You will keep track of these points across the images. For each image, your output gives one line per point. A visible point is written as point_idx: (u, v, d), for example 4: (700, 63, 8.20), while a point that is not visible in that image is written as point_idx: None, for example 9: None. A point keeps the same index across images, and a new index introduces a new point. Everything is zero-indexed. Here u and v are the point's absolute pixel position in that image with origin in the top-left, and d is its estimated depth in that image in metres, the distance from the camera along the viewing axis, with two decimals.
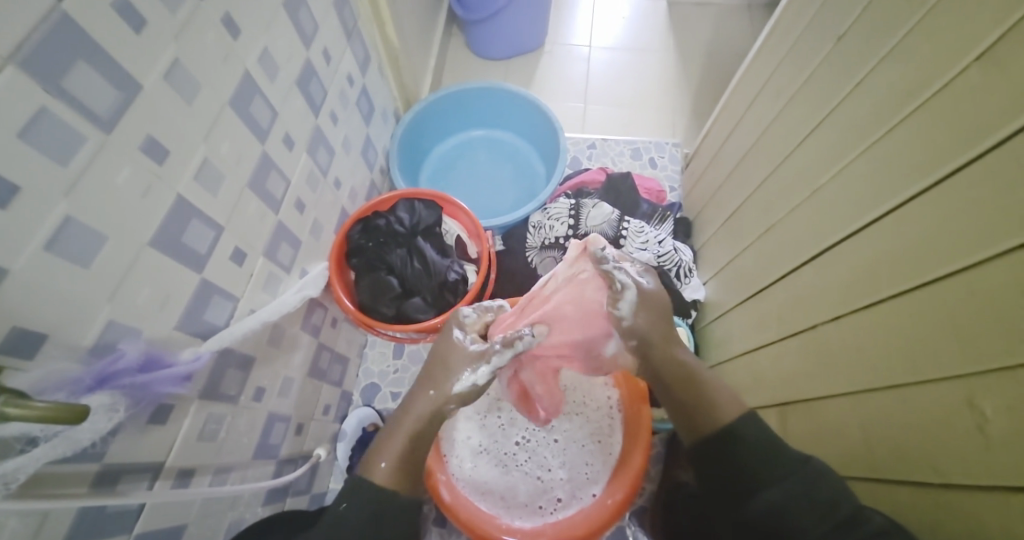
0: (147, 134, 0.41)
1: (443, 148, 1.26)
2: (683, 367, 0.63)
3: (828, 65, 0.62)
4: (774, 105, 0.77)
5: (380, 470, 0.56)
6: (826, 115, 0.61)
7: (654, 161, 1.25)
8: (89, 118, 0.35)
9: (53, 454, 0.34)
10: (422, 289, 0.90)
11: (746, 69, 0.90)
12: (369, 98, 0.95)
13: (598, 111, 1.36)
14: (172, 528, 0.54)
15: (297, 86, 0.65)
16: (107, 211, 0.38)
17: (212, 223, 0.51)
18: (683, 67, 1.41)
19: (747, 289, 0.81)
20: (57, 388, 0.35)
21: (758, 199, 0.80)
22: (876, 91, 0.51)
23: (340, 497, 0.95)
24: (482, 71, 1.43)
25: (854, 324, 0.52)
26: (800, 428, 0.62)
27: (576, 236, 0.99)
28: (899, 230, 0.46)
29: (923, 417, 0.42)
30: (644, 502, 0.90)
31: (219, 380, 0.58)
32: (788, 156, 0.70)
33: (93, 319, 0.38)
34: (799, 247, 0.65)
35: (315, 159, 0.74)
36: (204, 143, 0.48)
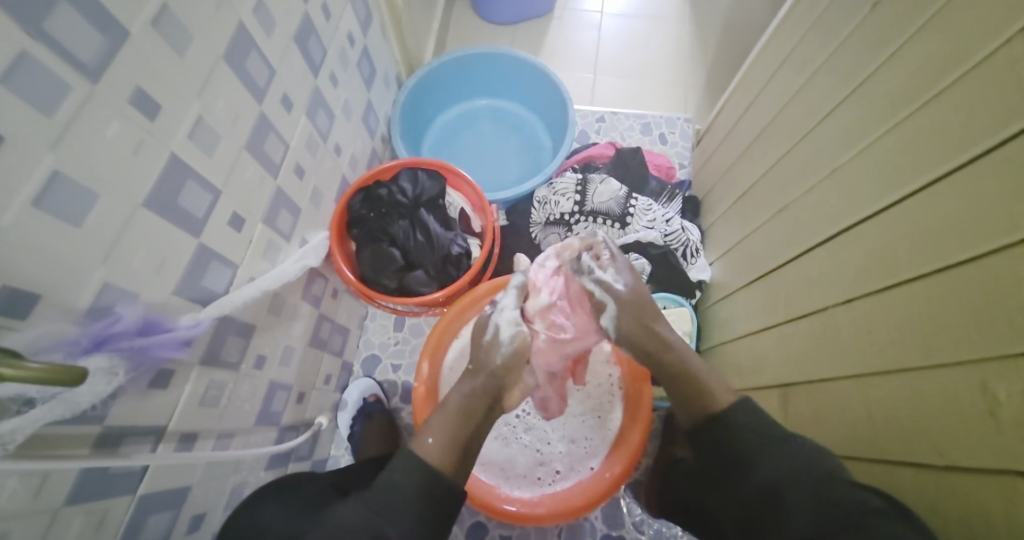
0: (135, 86, 0.38)
1: (447, 117, 1.22)
2: (677, 362, 0.66)
3: (860, 35, 0.59)
4: (797, 78, 0.74)
5: (429, 445, 0.60)
6: (853, 88, 0.59)
7: (664, 137, 1.22)
8: (73, 65, 0.33)
9: (50, 415, 0.34)
10: (424, 261, 0.88)
11: (767, 40, 0.86)
12: (371, 61, 0.92)
13: (607, 82, 1.32)
14: (176, 490, 0.55)
15: (295, 43, 0.62)
16: (97, 167, 0.36)
17: (209, 185, 0.50)
18: (697, 38, 1.36)
19: (756, 269, 0.80)
20: (53, 348, 0.35)
21: (772, 178, 0.77)
22: (911, 62, 0.49)
23: (341, 464, 0.97)
24: (488, 38, 1.38)
25: (866, 307, 0.51)
26: (803, 409, 0.62)
27: (581, 213, 0.97)
28: (924, 211, 0.44)
29: (932, 400, 0.41)
30: (640, 476, 0.91)
31: (220, 347, 0.57)
32: (809, 133, 0.68)
33: (86, 279, 0.37)
34: (814, 227, 0.63)
35: (315, 124, 0.72)
36: (198, 100, 0.46)
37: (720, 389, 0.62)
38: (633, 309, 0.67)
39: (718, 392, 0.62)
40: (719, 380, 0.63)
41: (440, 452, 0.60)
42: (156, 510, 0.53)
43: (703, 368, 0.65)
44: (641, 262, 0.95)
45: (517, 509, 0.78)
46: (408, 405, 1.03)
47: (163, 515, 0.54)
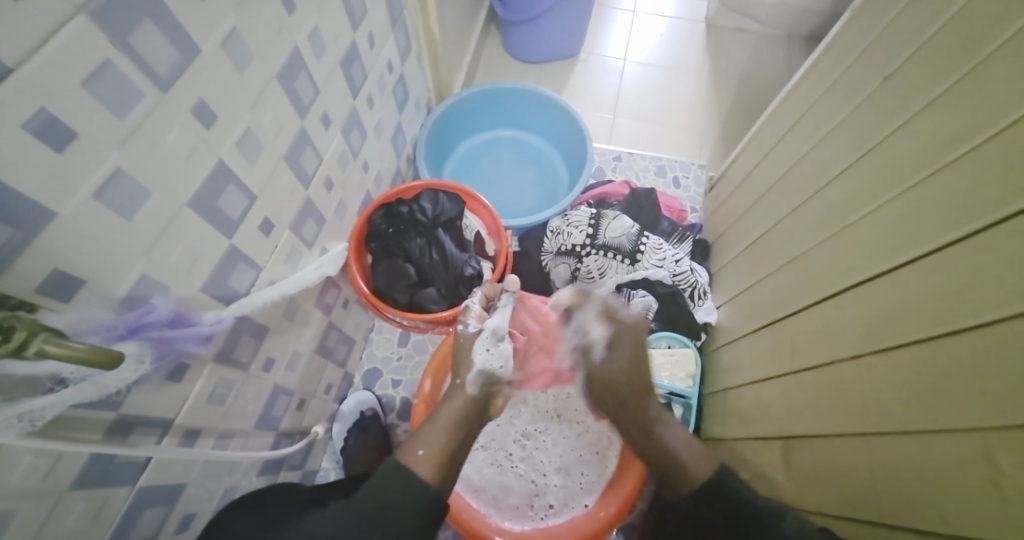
0: (198, 97, 0.41)
1: (470, 143, 1.26)
2: (654, 411, 0.68)
3: (871, 104, 0.62)
4: (809, 138, 0.77)
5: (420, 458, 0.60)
6: (863, 154, 0.61)
7: (678, 180, 1.25)
8: (148, 74, 0.36)
9: (78, 397, 0.35)
10: (437, 280, 0.90)
11: (782, 99, 0.90)
12: (406, 87, 0.96)
13: (626, 124, 1.37)
14: (172, 486, 0.55)
15: (340, 67, 0.66)
16: (154, 166, 0.39)
17: (246, 191, 0.52)
18: (716, 89, 1.42)
19: (762, 318, 0.81)
20: (90, 332, 0.36)
21: (782, 230, 0.80)
22: (920, 135, 0.51)
23: (331, 477, 0.96)
24: (516, 73, 1.44)
25: (871, 364, 0.52)
26: (805, 463, 0.62)
27: (593, 246, 0.99)
28: (929, 276, 0.46)
29: (937, 465, 0.42)
30: (633, 520, 0.90)
31: (234, 345, 0.58)
32: (819, 191, 0.70)
33: (127, 270, 0.39)
34: (821, 282, 0.65)
35: (348, 141, 0.75)
36: (249, 112, 0.49)
37: (693, 458, 0.63)
38: (629, 348, 0.70)
39: (692, 463, 0.62)
40: (692, 449, 0.64)
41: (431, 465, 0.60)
42: (151, 505, 0.53)
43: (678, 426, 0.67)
44: (649, 299, 0.96)
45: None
46: (404, 423, 1.03)
47: (157, 509, 0.54)
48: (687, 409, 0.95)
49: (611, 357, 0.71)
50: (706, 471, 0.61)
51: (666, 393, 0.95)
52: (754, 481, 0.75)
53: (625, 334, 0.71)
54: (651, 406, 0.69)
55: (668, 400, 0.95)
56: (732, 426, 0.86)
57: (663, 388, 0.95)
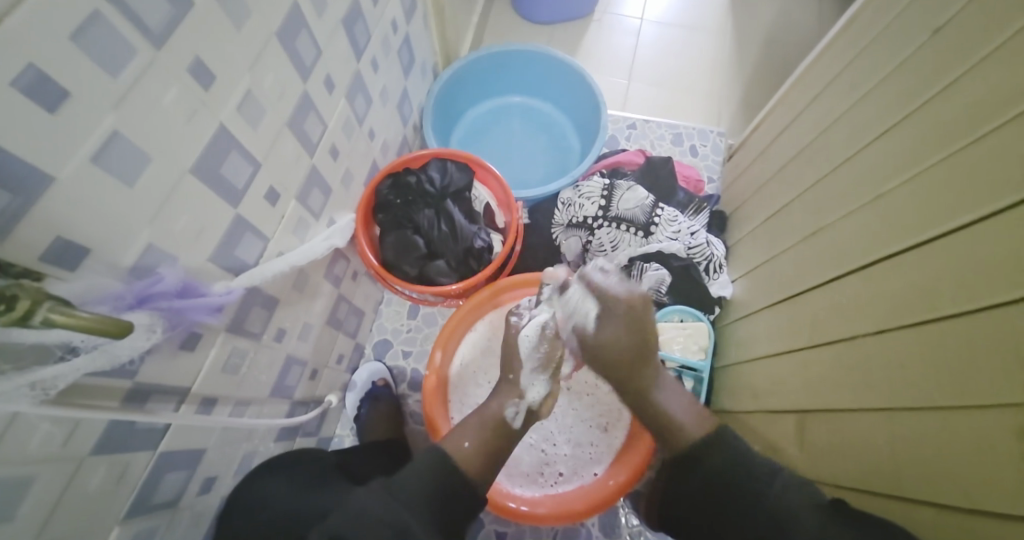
0: (195, 56, 0.39)
1: (479, 111, 1.23)
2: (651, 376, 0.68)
3: (915, 63, 0.58)
4: (842, 102, 0.73)
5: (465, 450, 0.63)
6: (904, 115, 0.58)
7: (695, 149, 1.21)
8: (140, 29, 0.34)
9: (91, 366, 0.35)
10: (447, 252, 0.89)
11: (814, 60, 0.86)
12: (411, 50, 0.93)
13: (641, 89, 1.31)
14: (192, 452, 0.56)
15: (342, 26, 0.63)
16: (152, 130, 0.37)
17: (250, 158, 0.51)
18: (738, 51, 1.35)
19: (781, 291, 0.79)
20: (99, 302, 0.36)
21: (809, 199, 0.76)
22: (969, 95, 0.48)
23: (346, 445, 0.98)
24: (526, 36, 1.38)
25: (899, 339, 0.50)
26: (820, 437, 0.62)
27: (605, 218, 0.96)
28: (971, 248, 0.43)
29: (964, 442, 0.40)
30: (641, 489, 0.91)
31: (245, 316, 0.58)
32: (851, 158, 0.67)
33: (132, 239, 0.38)
34: (849, 254, 0.62)
35: (353, 106, 0.72)
36: (249, 74, 0.47)
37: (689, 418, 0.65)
38: (620, 320, 0.68)
39: (690, 426, 0.63)
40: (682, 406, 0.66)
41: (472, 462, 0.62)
42: (171, 471, 0.54)
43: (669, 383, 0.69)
44: (662, 273, 0.95)
45: (516, 507, 0.78)
46: (416, 393, 1.04)
47: (178, 474, 0.55)
48: (698, 382, 0.95)
49: (600, 328, 0.69)
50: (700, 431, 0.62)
51: (677, 367, 0.94)
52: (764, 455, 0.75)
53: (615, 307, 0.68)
54: (643, 374, 0.68)
55: (679, 373, 0.95)
56: (744, 399, 0.85)
57: (674, 362, 0.94)
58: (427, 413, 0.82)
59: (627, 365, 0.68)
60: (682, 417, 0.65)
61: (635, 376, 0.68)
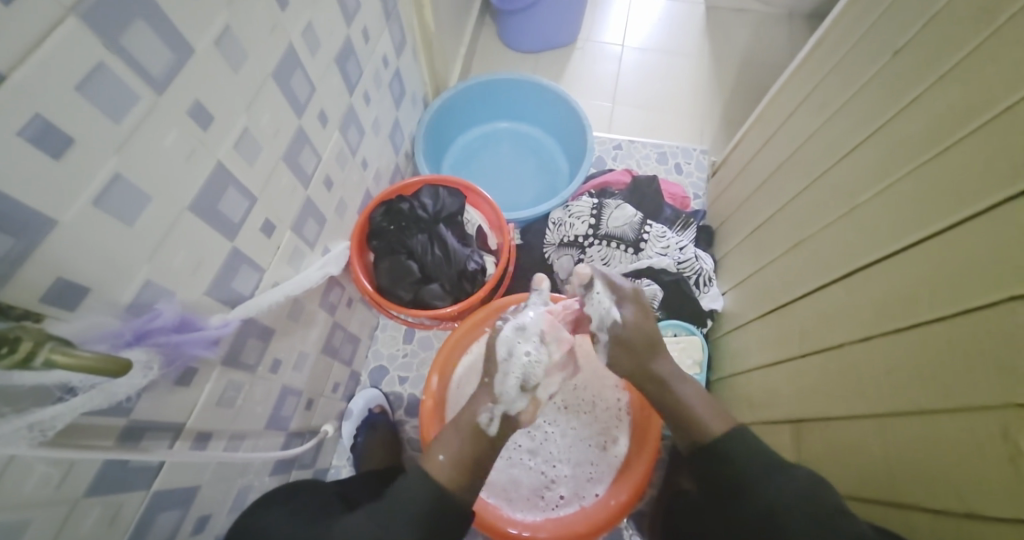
0: (194, 98, 0.41)
1: (468, 137, 1.25)
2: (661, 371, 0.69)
3: (879, 82, 0.61)
4: (814, 119, 0.76)
5: (438, 461, 0.61)
6: (872, 130, 0.61)
7: (679, 167, 1.24)
8: (143, 76, 0.35)
9: (88, 405, 0.35)
10: (440, 276, 0.90)
11: (787, 80, 0.89)
12: (401, 81, 0.95)
13: (625, 111, 1.35)
14: (186, 489, 0.56)
15: (335, 62, 0.65)
16: (152, 171, 0.38)
17: (247, 192, 0.52)
18: (716, 72, 1.40)
19: (770, 302, 0.81)
20: (97, 340, 0.36)
21: (790, 213, 0.79)
22: (931, 111, 0.51)
23: (342, 475, 0.96)
24: (512, 63, 1.42)
25: (885, 346, 0.52)
26: (815, 447, 0.62)
27: (596, 236, 0.98)
28: (944, 256, 0.45)
29: (955, 446, 0.41)
30: (643, 508, 0.91)
31: (241, 348, 0.58)
32: (826, 172, 0.70)
33: (131, 277, 0.39)
34: (830, 265, 0.64)
35: (346, 138, 0.74)
36: (246, 113, 0.48)
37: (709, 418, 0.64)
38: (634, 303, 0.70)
39: (708, 422, 0.63)
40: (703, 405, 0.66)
41: (445, 469, 0.61)
42: (165, 509, 0.53)
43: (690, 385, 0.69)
44: (655, 287, 0.96)
45: (518, 532, 0.77)
46: (413, 419, 1.03)
47: (173, 512, 0.54)
48: None
49: (624, 314, 0.69)
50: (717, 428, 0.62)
51: None
52: None
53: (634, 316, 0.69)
54: (658, 364, 0.70)
55: None
56: (741, 412, 0.85)
57: None
58: (425, 436, 0.82)
59: (648, 351, 0.69)
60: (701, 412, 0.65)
61: (649, 361, 0.70)
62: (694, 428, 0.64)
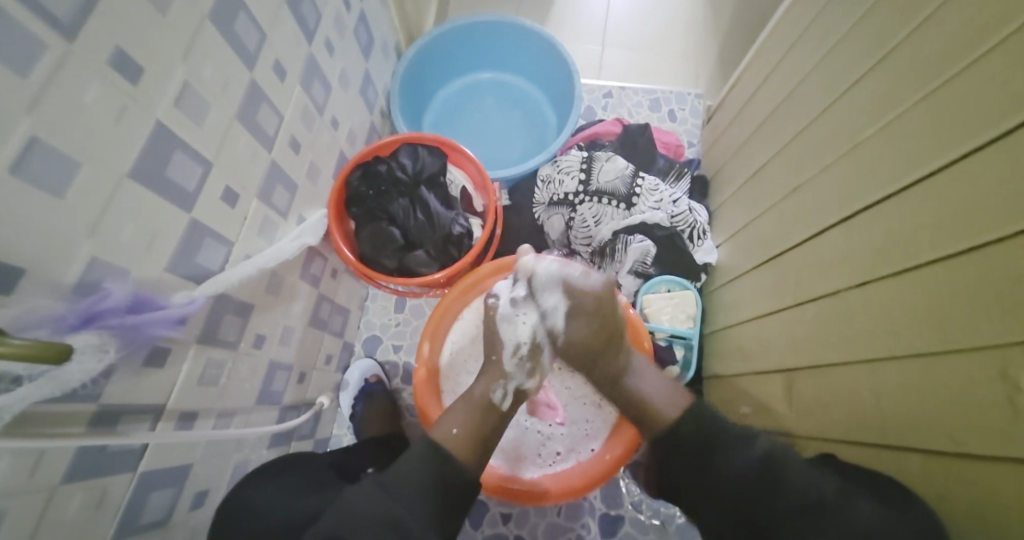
0: (116, 47, 0.36)
1: (448, 91, 1.19)
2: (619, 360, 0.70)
3: (889, 2, 0.56)
4: (816, 52, 0.71)
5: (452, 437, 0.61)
6: (878, 60, 0.56)
7: (673, 113, 1.18)
8: (48, 22, 0.30)
9: (40, 393, 0.33)
10: (425, 241, 0.86)
11: (787, 10, 0.83)
12: (368, 30, 0.88)
13: (615, 56, 1.28)
14: (177, 468, 0.55)
15: (286, 7, 0.59)
16: (79, 135, 0.34)
17: (199, 157, 0.48)
18: (710, 7, 1.31)
19: (765, 251, 0.78)
20: (38, 325, 0.33)
21: (788, 156, 0.75)
22: (942, 31, 0.46)
23: (344, 443, 0.97)
24: (492, 9, 1.33)
25: (881, 290, 0.49)
26: (806, 393, 0.62)
27: (586, 193, 0.94)
28: (947, 192, 0.42)
29: (948, 388, 0.40)
30: (638, 459, 0.92)
31: (217, 325, 0.56)
32: (828, 109, 0.65)
33: (73, 254, 0.36)
34: (829, 209, 0.61)
35: (310, 94, 0.69)
36: (183, 64, 0.44)
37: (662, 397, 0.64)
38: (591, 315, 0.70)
39: (661, 403, 0.63)
40: (658, 387, 0.66)
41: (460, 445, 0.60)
42: (157, 490, 0.52)
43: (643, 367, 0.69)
44: (646, 244, 0.93)
45: (517, 488, 0.77)
46: (410, 386, 1.02)
47: (165, 492, 0.54)
48: (688, 350, 0.94)
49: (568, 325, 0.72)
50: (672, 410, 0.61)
51: (667, 336, 0.93)
52: (757, 415, 0.75)
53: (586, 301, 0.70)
54: (617, 360, 0.70)
55: (668, 342, 0.94)
56: (733, 362, 0.85)
57: (664, 332, 0.93)
58: (420, 405, 0.81)
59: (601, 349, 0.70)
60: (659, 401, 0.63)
61: (608, 356, 0.70)
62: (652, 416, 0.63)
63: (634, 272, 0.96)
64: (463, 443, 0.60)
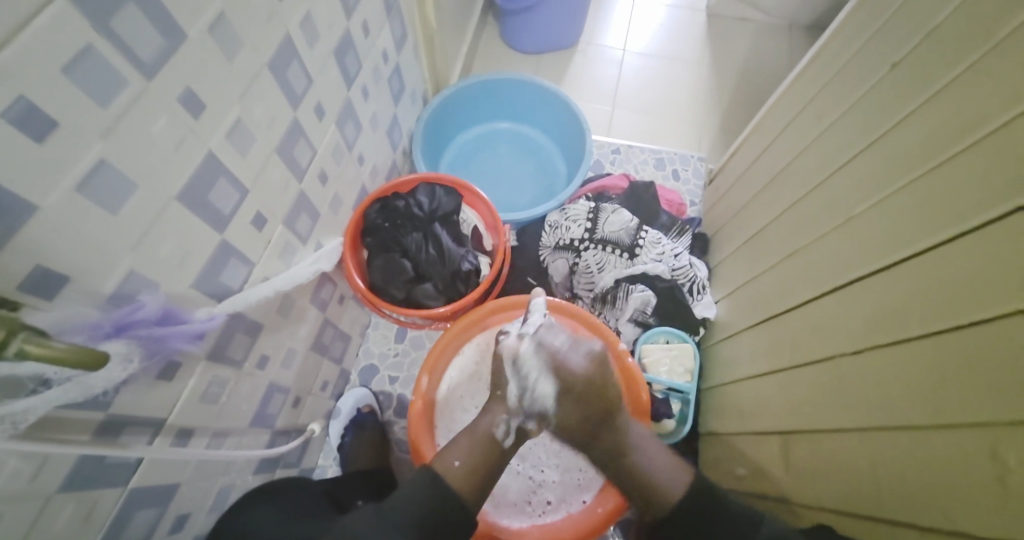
0: (185, 86, 0.39)
1: (466, 135, 1.25)
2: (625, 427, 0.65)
3: (877, 94, 0.61)
4: (811, 130, 0.76)
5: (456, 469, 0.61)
6: (868, 144, 0.61)
7: (677, 173, 1.24)
8: (133, 62, 0.34)
9: (64, 397, 0.34)
10: (433, 276, 0.89)
11: (785, 91, 0.89)
12: (401, 78, 0.94)
13: (625, 116, 1.35)
14: (166, 486, 0.54)
15: (334, 56, 0.64)
16: (139, 159, 0.37)
17: (237, 184, 0.50)
18: (716, 80, 1.40)
19: (762, 312, 0.81)
20: (74, 331, 0.35)
21: (784, 223, 0.79)
22: (927, 125, 0.51)
23: (328, 475, 0.95)
24: (514, 64, 1.42)
25: (874, 360, 0.51)
26: (804, 458, 0.62)
27: (591, 240, 0.97)
28: (935, 272, 0.45)
29: (941, 463, 0.41)
30: (630, 515, 0.90)
31: (227, 343, 0.57)
32: (822, 183, 0.70)
33: (113, 266, 0.38)
34: (822, 277, 0.64)
35: (343, 133, 0.73)
36: (239, 103, 0.47)
37: (668, 475, 0.61)
38: (579, 396, 0.64)
39: (665, 482, 0.61)
40: (663, 464, 0.63)
41: (460, 477, 0.60)
42: (143, 507, 0.52)
43: (642, 437, 0.66)
44: (647, 294, 0.95)
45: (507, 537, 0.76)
46: (402, 420, 1.02)
47: (151, 510, 0.53)
48: (686, 404, 0.94)
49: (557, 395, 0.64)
50: (677, 492, 0.59)
51: (665, 388, 0.94)
52: (753, 477, 0.75)
53: (572, 383, 0.64)
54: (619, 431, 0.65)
55: (666, 395, 0.94)
56: (729, 421, 0.85)
57: (661, 383, 0.94)
58: (414, 439, 0.80)
59: (601, 418, 0.64)
60: (657, 477, 0.61)
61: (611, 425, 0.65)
62: (657, 493, 0.60)
63: (634, 320, 0.97)
64: (468, 477, 0.60)
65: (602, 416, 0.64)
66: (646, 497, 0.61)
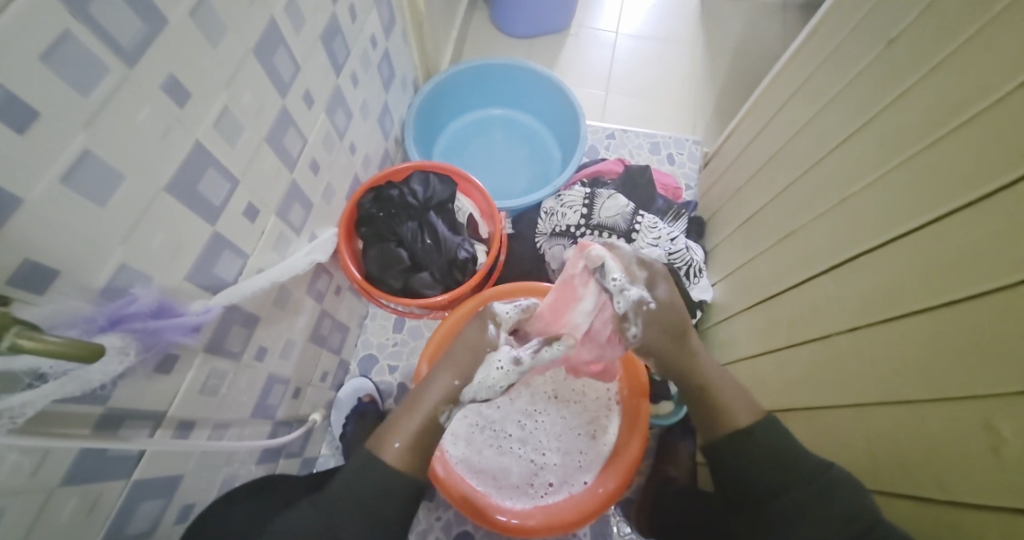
0: (169, 73, 0.39)
1: (460, 123, 1.23)
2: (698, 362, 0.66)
3: (872, 72, 0.61)
4: (806, 110, 0.76)
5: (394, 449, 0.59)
6: (864, 122, 0.60)
7: (672, 157, 1.24)
8: (112, 48, 0.33)
9: (60, 391, 0.34)
10: (432, 264, 0.88)
11: (779, 71, 0.89)
12: (391, 64, 0.93)
13: (619, 100, 1.34)
14: (169, 478, 0.55)
15: (321, 41, 0.63)
16: (125, 149, 0.37)
17: (227, 174, 0.50)
18: (710, 62, 1.39)
19: (759, 293, 0.81)
20: (68, 325, 0.35)
21: (780, 204, 0.79)
22: (923, 102, 0.50)
23: (331, 464, 0.96)
24: (505, 49, 1.40)
25: (870, 337, 0.52)
26: (801, 436, 0.63)
27: (587, 226, 0.97)
28: (930, 248, 0.45)
29: (934, 435, 0.42)
30: (631, 495, 0.91)
31: (224, 336, 0.57)
32: (817, 163, 0.70)
33: (104, 259, 0.37)
34: (819, 257, 0.64)
35: (333, 121, 0.72)
36: (226, 90, 0.47)
37: (739, 405, 0.63)
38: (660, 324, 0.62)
39: (738, 409, 0.62)
40: (731, 389, 0.65)
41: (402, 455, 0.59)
42: (147, 499, 0.52)
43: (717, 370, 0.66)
44: None
45: (507, 520, 0.78)
46: None
47: (155, 501, 0.53)
48: None
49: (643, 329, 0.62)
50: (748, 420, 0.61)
51: None
52: None
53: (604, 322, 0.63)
54: (691, 358, 0.66)
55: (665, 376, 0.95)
56: None
57: None
58: None
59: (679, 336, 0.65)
60: (731, 402, 0.63)
61: (683, 351, 0.66)
62: (721, 421, 0.62)
63: None
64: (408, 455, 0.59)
65: (678, 335, 0.65)
66: (709, 428, 0.64)
